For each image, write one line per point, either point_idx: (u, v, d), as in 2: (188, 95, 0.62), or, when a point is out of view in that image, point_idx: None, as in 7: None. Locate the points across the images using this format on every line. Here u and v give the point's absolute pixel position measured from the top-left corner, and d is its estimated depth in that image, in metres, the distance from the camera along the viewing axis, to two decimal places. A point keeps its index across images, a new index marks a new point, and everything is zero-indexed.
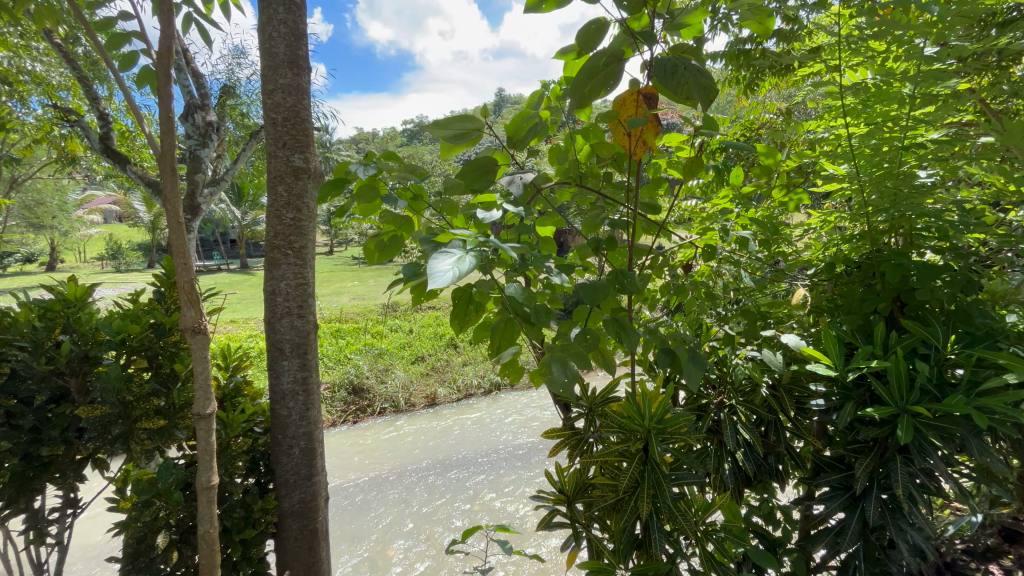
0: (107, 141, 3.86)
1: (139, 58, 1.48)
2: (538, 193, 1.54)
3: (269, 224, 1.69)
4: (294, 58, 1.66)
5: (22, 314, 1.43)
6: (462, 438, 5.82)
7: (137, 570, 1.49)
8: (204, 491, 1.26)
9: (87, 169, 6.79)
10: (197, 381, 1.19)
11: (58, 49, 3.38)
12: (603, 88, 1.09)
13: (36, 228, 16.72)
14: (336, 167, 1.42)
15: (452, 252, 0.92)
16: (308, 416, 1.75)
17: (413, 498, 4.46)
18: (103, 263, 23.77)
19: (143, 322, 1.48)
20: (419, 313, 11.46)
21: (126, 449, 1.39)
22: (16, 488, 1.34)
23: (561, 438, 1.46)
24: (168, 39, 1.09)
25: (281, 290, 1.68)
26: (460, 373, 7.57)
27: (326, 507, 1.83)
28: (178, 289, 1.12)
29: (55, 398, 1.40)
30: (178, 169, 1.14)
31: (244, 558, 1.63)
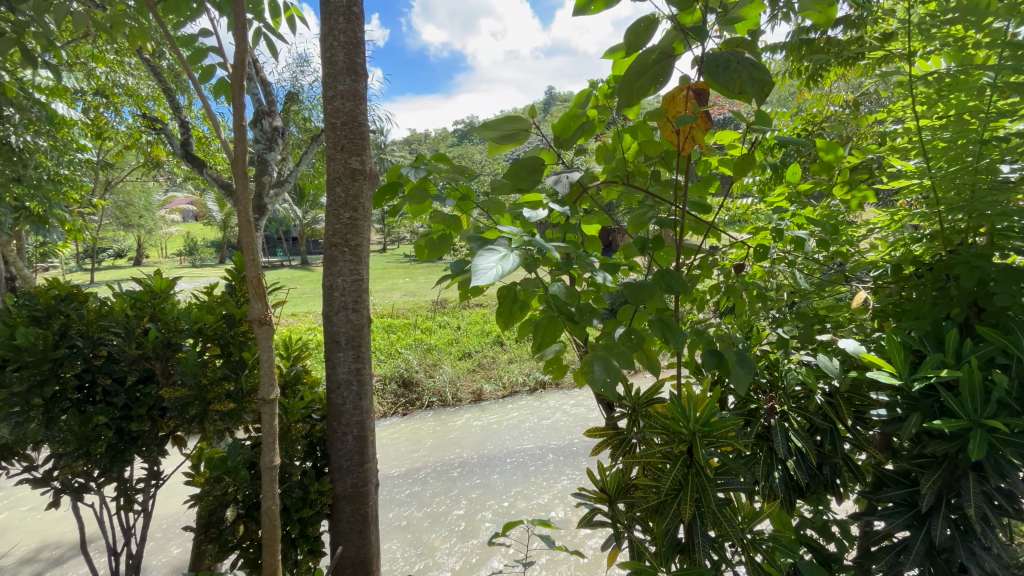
0: (187, 146, 4.20)
1: (216, 70, 1.61)
2: (584, 193, 1.54)
3: (328, 223, 1.79)
4: (352, 65, 1.75)
5: (116, 304, 1.59)
6: (507, 435, 5.88)
7: (210, 539, 1.63)
8: (268, 470, 1.37)
9: (169, 172, 7.42)
10: (263, 368, 1.29)
11: (148, 65, 3.72)
12: (653, 86, 1.08)
13: (125, 226, 18.41)
14: (390, 170, 1.50)
15: (497, 250, 0.95)
16: (361, 406, 1.85)
17: (458, 490, 4.57)
18: (181, 259, 25.83)
19: (216, 313, 1.62)
20: (467, 310, 11.66)
21: (201, 428, 1.53)
22: (110, 458, 1.49)
23: (603, 437, 1.45)
24: (241, 52, 1.19)
25: (338, 285, 1.78)
26: (506, 370, 7.65)
27: (376, 493, 1.92)
28: (248, 283, 1.22)
29: (143, 379, 1.56)
30: (249, 172, 1.24)
31: (301, 536, 1.75)
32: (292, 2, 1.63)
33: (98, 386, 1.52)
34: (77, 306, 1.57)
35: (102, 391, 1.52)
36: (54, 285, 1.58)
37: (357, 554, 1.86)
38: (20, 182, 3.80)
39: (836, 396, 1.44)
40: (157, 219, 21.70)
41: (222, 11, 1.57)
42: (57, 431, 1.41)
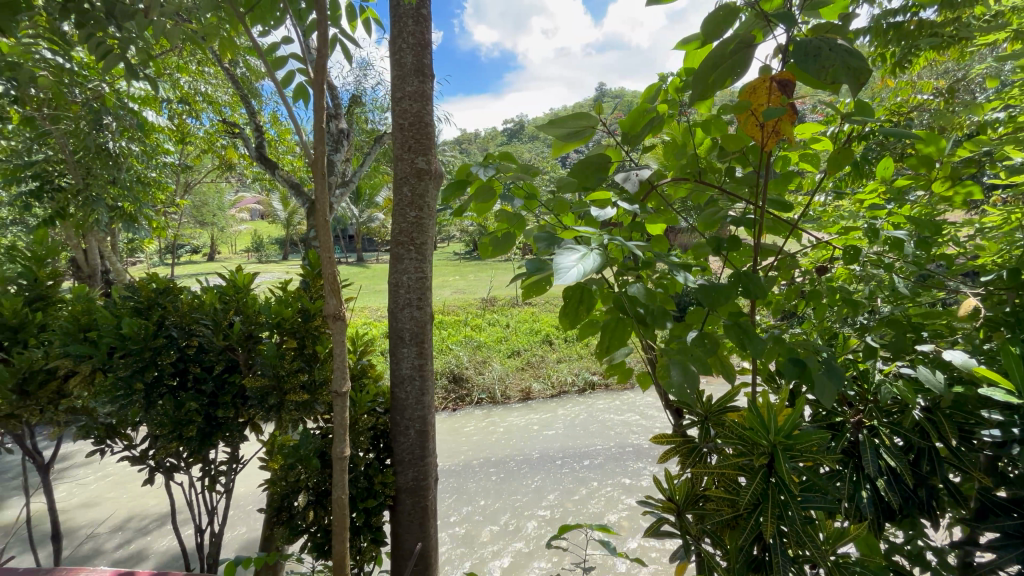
0: (261, 149, 4.47)
1: (295, 76, 1.69)
2: (653, 190, 1.49)
3: (395, 221, 1.84)
4: (420, 66, 1.78)
5: (207, 297, 1.70)
6: (555, 434, 5.85)
7: (284, 522, 1.72)
8: (339, 460, 1.43)
9: (240, 173, 7.91)
10: (336, 362, 1.35)
11: (228, 75, 3.97)
12: (729, 78, 1.02)
13: (201, 225, 19.88)
14: (457, 169, 1.51)
15: (577, 249, 0.93)
16: (423, 401, 1.88)
17: (508, 487, 4.59)
18: (248, 254, 27.55)
19: (293, 307, 1.69)
20: (515, 309, 11.70)
21: (279, 417, 1.61)
22: (200, 441, 1.60)
23: (672, 445, 1.40)
24: (323, 57, 1.24)
25: (403, 283, 1.82)
26: (555, 370, 7.60)
27: (435, 488, 1.95)
28: (324, 279, 1.28)
29: (228, 368, 1.66)
30: (327, 174, 1.29)
31: (365, 525, 1.81)
32: (367, 7, 1.67)
33: (189, 374, 1.63)
34: (172, 298, 1.69)
35: (193, 378, 1.63)
36: (152, 278, 1.70)
37: (416, 547, 1.89)
38: (115, 184, 4.13)
39: (937, 412, 1.30)
40: (229, 219, 23.21)
41: (303, 18, 1.63)
42: (156, 414, 1.52)
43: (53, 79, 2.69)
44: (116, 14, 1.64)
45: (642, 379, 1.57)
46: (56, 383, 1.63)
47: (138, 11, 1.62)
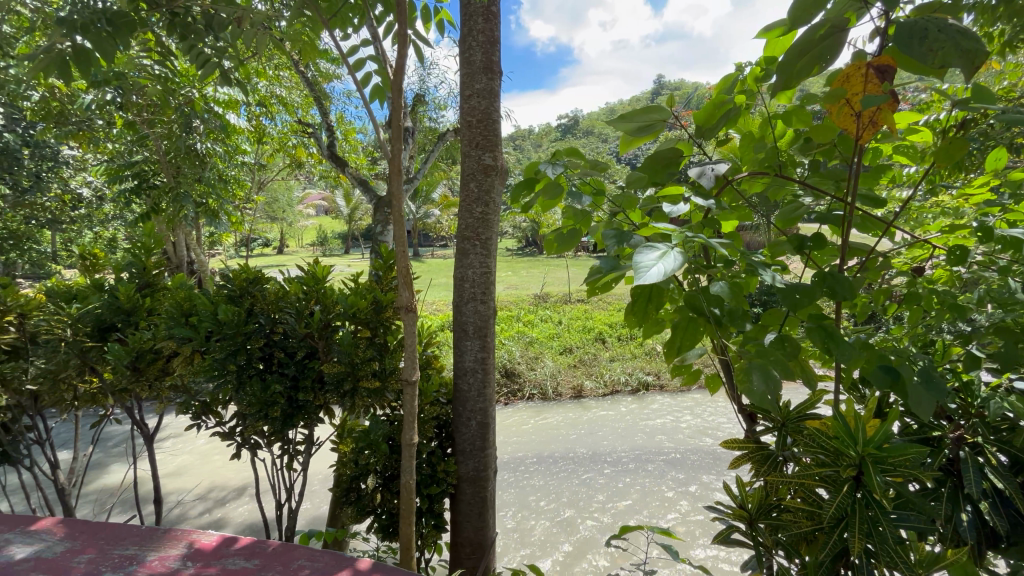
0: (332, 148, 4.72)
1: (371, 78, 1.77)
2: (729, 185, 1.43)
3: (461, 217, 1.88)
4: (489, 63, 1.80)
5: (290, 287, 1.82)
6: (608, 434, 5.77)
7: (354, 501, 1.82)
8: (408, 446, 1.49)
9: (308, 171, 8.36)
10: (407, 352, 1.41)
11: (302, 78, 4.20)
12: (819, 64, 0.95)
13: (272, 219, 21.21)
14: (525, 167, 1.52)
15: (656, 247, 0.91)
16: (485, 393, 1.91)
17: (559, 483, 4.58)
18: (313, 248, 29.10)
19: (367, 299, 1.78)
20: (567, 306, 11.60)
21: (353, 402, 1.70)
22: (283, 422, 1.73)
23: (744, 451, 1.34)
24: (401, 60, 1.29)
25: (468, 277, 1.85)
26: (608, 369, 7.48)
27: (495, 480, 1.97)
28: (398, 273, 1.34)
29: (309, 355, 1.77)
30: (403, 172, 1.36)
31: (428, 509, 1.89)
32: (440, 7, 1.71)
33: (274, 358, 1.75)
34: (260, 288, 1.83)
35: (277, 362, 1.75)
36: (243, 268, 1.85)
37: (476, 535, 1.93)
38: (201, 183, 4.41)
39: None
40: (296, 214, 24.58)
41: (380, 22, 1.70)
42: (246, 395, 1.66)
43: (155, 87, 2.96)
44: (214, 26, 1.77)
45: (713, 382, 1.52)
46: (162, 362, 1.81)
47: (233, 23, 1.75)
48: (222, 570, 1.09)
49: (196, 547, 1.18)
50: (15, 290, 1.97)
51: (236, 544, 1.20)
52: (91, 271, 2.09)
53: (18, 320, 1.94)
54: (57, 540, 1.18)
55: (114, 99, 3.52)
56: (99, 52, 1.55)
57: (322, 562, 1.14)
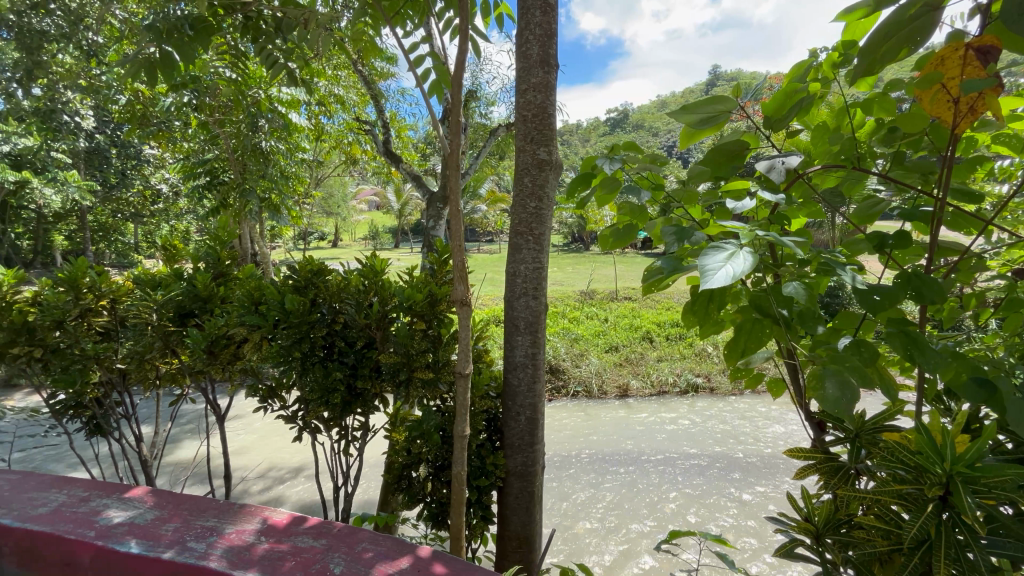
0: (388, 145, 4.87)
1: (430, 74, 1.80)
2: (801, 179, 1.34)
3: (514, 212, 1.87)
4: (545, 56, 1.78)
5: (351, 278, 1.89)
6: (655, 435, 5.63)
7: (408, 488, 1.88)
8: (459, 438, 1.52)
9: (361, 167, 8.63)
10: (461, 346, 1.43)
11: (360, 77, 4.34)
12: (907, 47, 0.86)
13: (326, 214, 22.08)
14: (582, 163, 1.49)
15: (725, 247, 0.87)
16: (534, 389, 1.91)
17: (604, 483, 4.52)
18: (364, 242, 30.09)
19: (423, 292, 1.81)
20: (613, 304, 11.41)
21: (407, 391, 1.75)
22: (342, 408, 1.81)
23: (811, 461, 1.27)
24: (462, 56, 1.30)
25: (520, 272, 1.85)
26: (655, 369, 7.30)
27: (543, 475, 1.97)
28: (454, 267, 1.36)
29: (367, 344, 1.83)
30: (460, 165, 1.38)
31: (477, 501, 1.92)
32: (499, 1, 1.71)
33: (334, 346, 1.82)
34: (322, 278, 1.91)
35: (337, 350, 1.82)
36: (307, 260, 1.93)
37: (522, 529, 1.93)
38: (265, 178, 4.62)
39: None
40: (349, 209, 25.49)
41: (440, 18, 1.72)
42: (309, 381, 1.75)
43: (227, 89, 3.13)
44: (283, 28, 1.85)
45: (775, 387, 1.44)
46: (233, 348, 1.92)
47: (301, 24, 1.82)
48: (293, 547, 1.15)
49: (269, 523, 1.25)
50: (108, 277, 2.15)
51: (305, 523, 1.26)
52: (171, 261, 2.25)
53: (110, 303, 2.12)
54: (147, 508, 1.29)
55: (190, 100, 3.77)
56: (180, 55, 1.65)
57: (384, 547, 1.18)
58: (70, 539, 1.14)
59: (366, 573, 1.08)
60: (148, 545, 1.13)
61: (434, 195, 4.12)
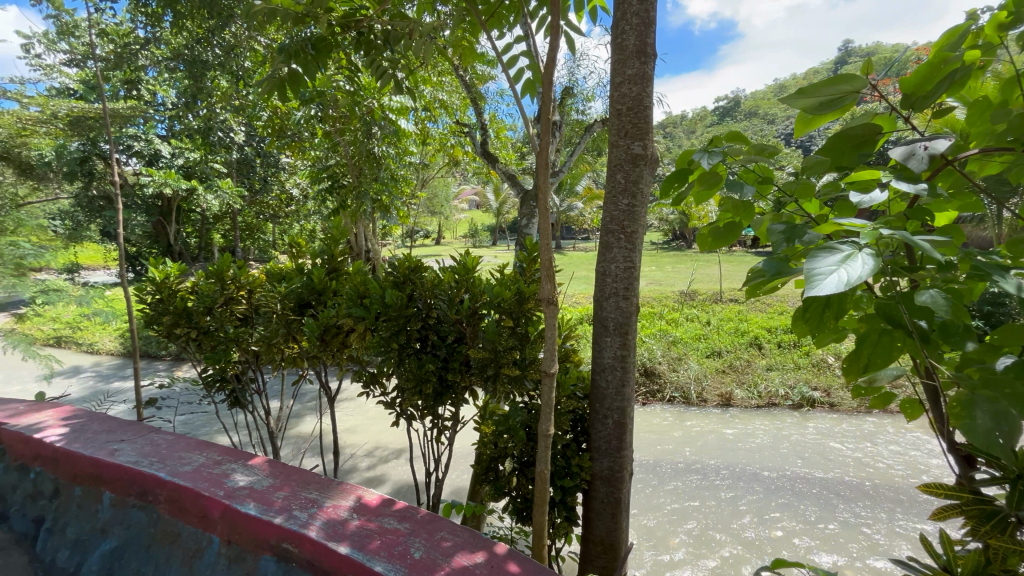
0: (486, 146, 5.03)
1: (524, 73, 1.83)
2: (950, 166, 1.11)
3: (606, 209, 1.82)
4: (643, 46, 1.70)
5: (445, 275, 1.98)
6: (761, 451, 5.16)
7: (493, 481, 1.92)
8: (543, 437, 1.53)
9: (462, 168, 8.99)
10: (547, 344, 1.43)
11: (462, 83, 4.53)
12: None
13: (430, 212, 23.33)
14: (679, 157, 1.39)
15: (840, 248, 0.77)
16: (623, 392, 1.84)
17: (700, 495, 4.26)
18: (464, 240, 31.34)
19: (511, 290, 1.84)
20: (716, 306, 10.65)
21: (495, 386, 1.80)
22: (435, 399, 1.91)
23: (954, 503, 1.07)
24: (553, 52, 1.30)
25: (610, 272, 1.80)
26: (764, 378, 6.69)
27: (630, 483, 1.90)
28: (541, 265, 1.36)
29: (458, 339, 1.91)
30: (550, 163, 1.38)
31: (561, 501, 1.92)
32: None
33: (428, 339, 1.93)
34: (420, 275, 2.02)
35: (432, 343, 1.93)
36: (406, 258, 2.07)
37: (607, 536, 1.89)
38: (377, 181, 5.01)
39: None
40: (452, 208, 26.73)
41: (536, 18, 1.73)
42: (406, 370, 1.87)
43: (346, 100, 3.44)
44: (392, 40, 1.98)
45: (910, 409, 1.23)
46: (342, 336, 2.11)
47: (407, 36, 1.94)
48: (380, 527, 1.24)
49: (361, 501, 1.36)
50: (246, 270, 2.49)
51: (393, 506, 1.35)
52: (295, 257, 2.53)
53: (247, 292, 2.45)
54: (264, 475, 1.47)
55: (316, 113, 4.21)
56: (307, 74, 1.86)
57: (461, 537, 1.23)
58: (206, 495, 1.34)
59: (444, 562, 1.13)
60: (262, 508, 1.29)
61: (528, 194, 4.18)
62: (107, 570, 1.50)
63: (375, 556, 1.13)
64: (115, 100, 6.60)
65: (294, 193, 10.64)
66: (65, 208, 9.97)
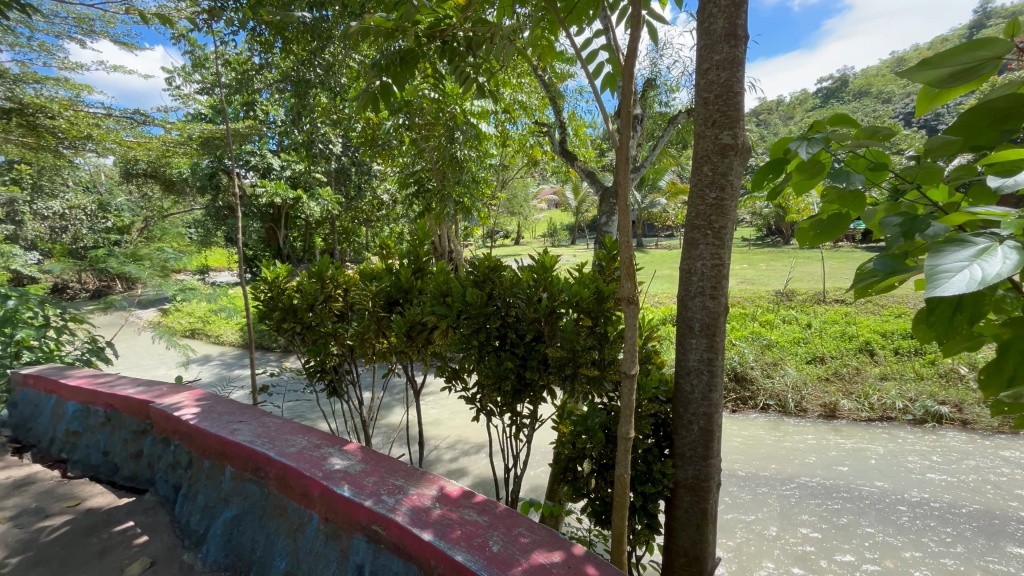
0: (564, 144, 5.00)
1: (604, 68, 1.80)
2: None
3: (691, 204, 1.73)
4: (732, 29, 1.59)
5: (524, 275, 2.01)
6: (874, 470, 4.61)
7: (570, 482, 1.91)
8: (623, 440, 1.48)
9: (540, 167, 9.02)
10: (627, 345, 1.40)
11: (541, 82, 4.55)
12: None
13: (509, 212, 23.63)
14: (774, 146, 1.27)
15: (978, 243, 0.67)
16: (711, 398, 1.74)
17: (800, 514, 3.91)
18: (543, 239, 31.33)
19: (590, 289, 1.82)
20: (820, 307, 9.66)
21: (573, 386, 1.79)
22: (514, 396, 1.94)
23: None
24: (634, 42, 1.26)
25: (696, 270, 1.71)
26: (877, 388, 5.96)
27: (718, 494, 1.79)
28: (621, 263, 1.33)
29: (536, 338, 1.93)
30: (630, 158, 1.34)
31: (642, 507, 1.87)
32: None
33: (507, 337, 1.97)
34: (499, 274, 2.07)
35: (510, 341, 1.96)
36: (486, 258, 2.12)
37: (692, 548, 1.79)
38: (459, 184, 5.19)
39: None
40: (531, 207, 26.87)
41: (616, 9, 1.69)
42: (486, 367, 1.92)
43: (431, 108, 3.60)
44: (473, 45, 2.04)
45: None
46: (426, 333, 2.21)
47: (488, 40, 1.98)
48: (460, 518, 1.29)
49: (443, 491, 1.42)
50: (343, 270, 2.71)
51: (472, 498, 1.40)
52: (385, 257, 2.71)
53: (343, 291, 2.65)
54: (357, 461, 1.59)
55: (404, 122, 4.45)
56: (397, 85, 1.97)
57: (539, 535, 1.24)
58: (307, 475, 1.48)
59: (522, 558, 1.14)
60: (355, 491, 1.39)
61: (608, 191, 4.11)
62: (228, 534, 1.70)
63: (455, 546, 1.17)
64: (237, 121, 7.46)
65: (384, 198, 11.33)
66: (198, 217, 11.45)
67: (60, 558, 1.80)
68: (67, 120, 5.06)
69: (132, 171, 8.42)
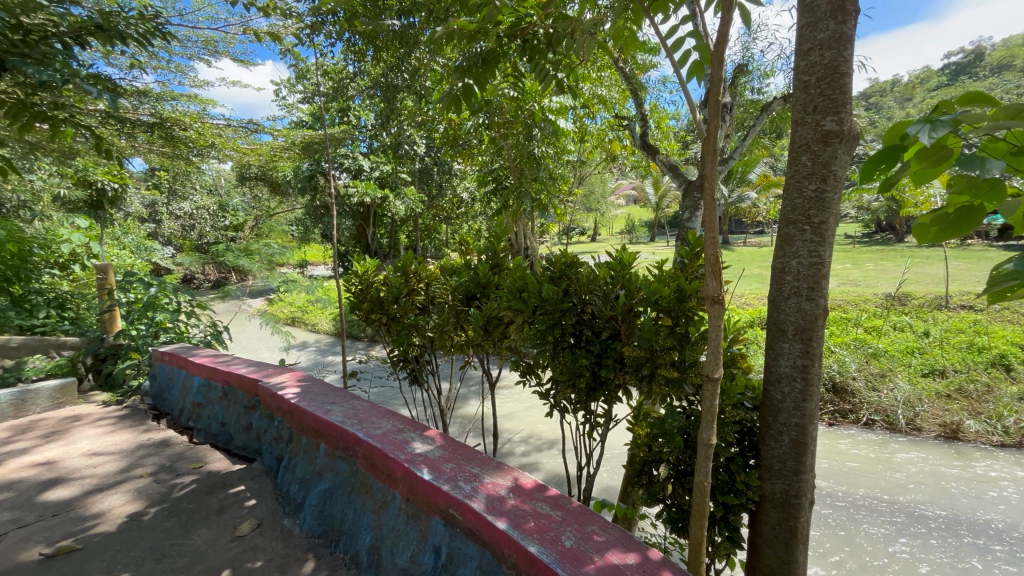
0: (645, 138, 4.85)
1: (691, 55, 1.71)
2: None
3: (788, 197, 1.60)
4: (840, 3, 1.45)
5: (601, 271, 1.98)
6: (1006, 504, 4.00)
7: (645, 485, 1.86)
8: (704, 446, 1.42)
9: (619, 162, 8.79)
10: (710, 346, 1.33)
11: (621, 75, 4.44)
12: None
13: (585, 209, 23.28)
14: (889, 131, 1.12)
15: None
16: (804, 407, 1.61)
17: (910, 545, 3.50)
18: (621, 236, 30.51)
19: (671, 287, 1.75)
20: (941, 314, 8.49)
21: (651, 386, 1.74)
22: (588, 394, 1.92)
23: None
24: (724, 26, 1.18)
25: (791, 269, 1.58)
26: (1015, 410, 5.14)
27: (810, 513, 1.65)
28: (705, 261, 1.26)
29: (613, 335, 1.89)
30: (718, 150, 1.27)
31: (723, 518, 1.78)
32: None
33: (583, 334, 1.95)
34: (575, 271, 2.06)
35: (586, 338, 1.95)
36: (562, 254, 2.12)
37: (778, 568, 1.67)
38: (537, 181, 5.20)
39: None
40: (608, 203, 26.27)
41: None
42: (560, 363, 1.92)
43: (511, 106, 3.64)
44: (554, 40, 2.04)
45: None
46: (502, 328, 2.26)
47: (568, 34, 1.96)
48: (534, 511, 1.30)
49: (517, 483, 1.45)
50: (425, 265, 2.83)
51: (546, 492, 1.41)
52: (464, 253, 2.80)
53: (425, 285, 2.76)
54: (436, 447, 1.66)
55: (484, 122, 4.54)
56: (478, 85, 2.02)
57: (613, 536, 1.22)
58: (391, 457, 1.57)
59: (595, 556, 1.13)
60: (434, 475, 1.46)
61: (692, 185, 3.91)
62: (322, 506, 1.86)
63: (529, 537, 1.18)
64: (333, 126, 8.05)
65: (463, 196, 11.65)
66: (298, 216, 12.52)
67: (187, 513, 2.08)
68: (196, 131, 5.76)
69: (246, 175, 9.40)
